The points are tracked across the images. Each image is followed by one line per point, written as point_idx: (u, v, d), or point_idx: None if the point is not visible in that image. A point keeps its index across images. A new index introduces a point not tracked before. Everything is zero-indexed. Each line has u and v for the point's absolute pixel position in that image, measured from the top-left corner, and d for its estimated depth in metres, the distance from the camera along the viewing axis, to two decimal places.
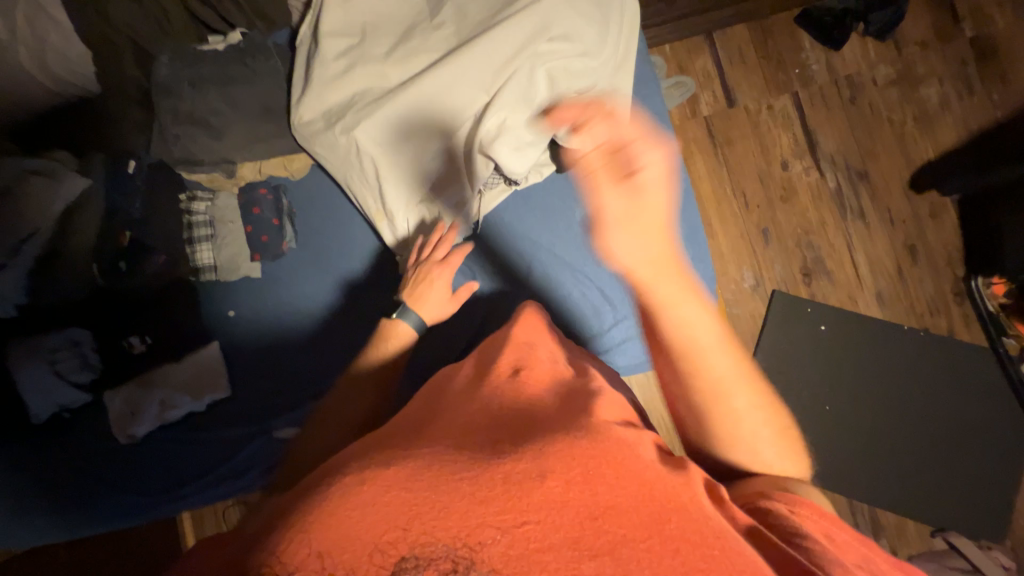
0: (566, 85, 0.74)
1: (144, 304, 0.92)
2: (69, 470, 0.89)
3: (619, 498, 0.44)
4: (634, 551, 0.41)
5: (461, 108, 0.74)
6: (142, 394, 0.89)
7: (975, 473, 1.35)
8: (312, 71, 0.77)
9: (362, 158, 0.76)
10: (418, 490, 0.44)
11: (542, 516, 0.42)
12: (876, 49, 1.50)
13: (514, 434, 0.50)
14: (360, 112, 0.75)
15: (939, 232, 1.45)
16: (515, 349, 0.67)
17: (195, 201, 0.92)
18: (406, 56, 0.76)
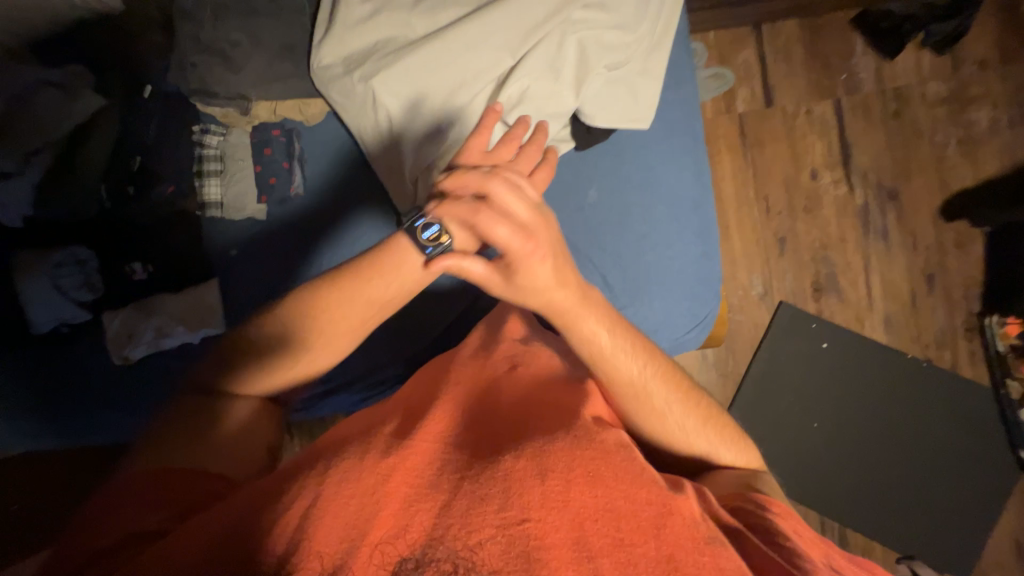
0: (596, 58, 0.71)
1: (148, 232, 0.91)
2: (69, 381, 0.92)
3: (617, 503, 0.49)
4: (631, 552, 0.46)
5: (483, 68, 0.71)
6: (140, 318, 0.91)
7: (950, 508, 1.36)
8: (335, 11, 0.74)
9: (375, 109, 0.74)
10: (418, 487, 0.50)
11: (543, 515, 0.47)
12: (931, 63, 1.42)
13: (507, 438, 0.56)
14: (379, 62, 0.72)
15: (961, 264, 1.40)
16: (510, 344, 0.73)
17: (208, 134, 0.91)
18: (434, 6, 0.72)
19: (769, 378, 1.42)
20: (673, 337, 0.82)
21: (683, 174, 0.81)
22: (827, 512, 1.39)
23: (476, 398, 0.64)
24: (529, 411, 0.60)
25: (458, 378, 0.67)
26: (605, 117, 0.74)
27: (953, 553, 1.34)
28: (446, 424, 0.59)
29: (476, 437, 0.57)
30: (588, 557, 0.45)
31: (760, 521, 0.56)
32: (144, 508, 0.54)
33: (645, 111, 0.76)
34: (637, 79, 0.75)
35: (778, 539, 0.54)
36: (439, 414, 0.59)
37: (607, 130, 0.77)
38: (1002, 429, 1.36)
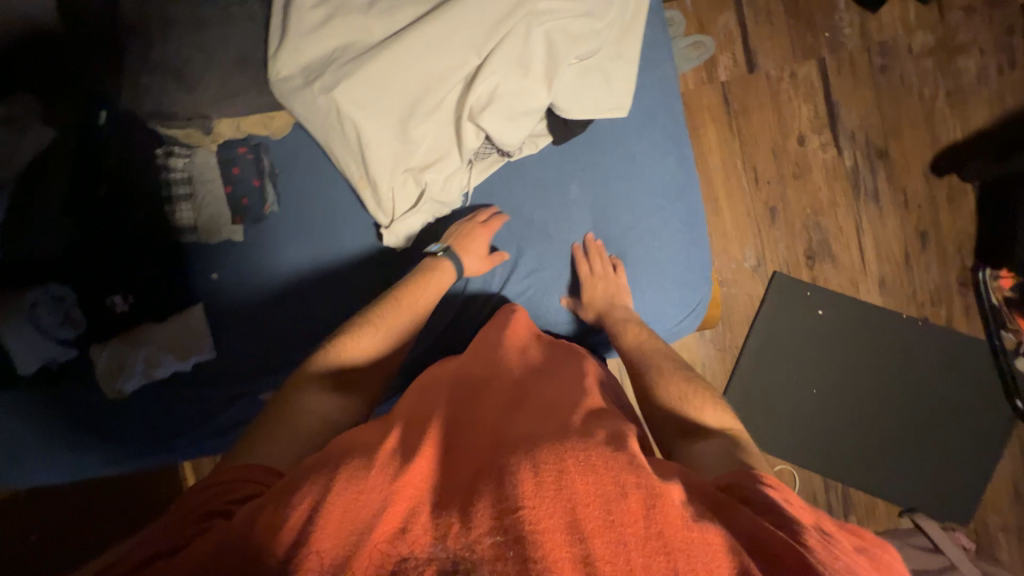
0: (567, 48, 0.67)
1: (122, 261, 0.88)
2: (63, 419, 0.91)
3: (610, 484, 0.46)
4: (623, 534, 0.43)
5: (450, 70, 0.68)
6: (128, 352, 0.89)
7: (949, 461, 1.39)
8: (287, 18, 0.70)
9: (340, 119, 0.70)
10: (424, 489, 0.49)
11: (537, 503, 0.44)
12: (916, 12, 1.37)
13: (507, 435, 0.55)
14: (339, 71, 0.69)
15: (954, 219, 1.39)
16: (507, 349, 0.73)
17: (172, 156, 0.87)
18: (392, 5, 0.69)
19: (766, 349, 1.43)
20: (666, 327, 0.81)
21: (665, 160, 0.79)
22: (831, 474, 1.42)
23: (471, 405, 0.63)
24: (531, 406, 0.60)
25: (456, 388, 0.67)
26: (579, 110, 0.72)
27: (952, 503, 1.38)
28: (444, 429, 0.58)
29: (474, 441, 0.56)
30: (580, 541, 0.42)
31: (755, 498, 0.50)
32: (195, 514, 0.49)
33: (621, 99, 0.73)
34: (610, 67, 0.72)
35: (775, 516, 0.47)
36: (435, 421, 0.58)
37: (583, 121, 0.75)
38: (998, 380, 1.37)
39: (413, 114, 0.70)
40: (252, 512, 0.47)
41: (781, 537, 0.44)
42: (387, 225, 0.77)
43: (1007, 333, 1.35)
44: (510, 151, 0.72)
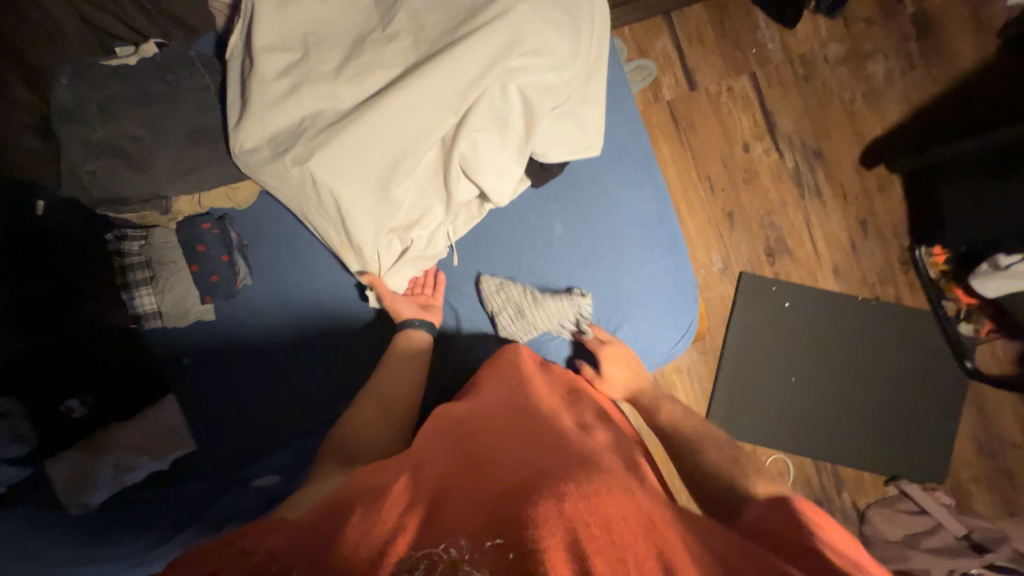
0: (542, 100, 0.68)
1: (77, 364, 0.79)
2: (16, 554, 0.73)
3: (608, 505, 0.42)
4: (621, 547, 0.39)
5: (427, 132, 0.67)
6: (89, 461, 0.80)
7: (918, 427, 1.50)
8: (249, 92, 0.68)
9: (315, 188, 0.68)
10: (425, 521, 0.45)
11: (538, 521, 0.40)
12: (826, 26, 1.52)
13: (517, 458, 0.52)
14: (311, 140, 0.67)
15: (886, 205, 1.52)
16: (515, 374, 0.71)
17: (125, 240, 0.81)
18: (360, 72, 0.68)
19: (744, 347, 1.50)
20: (664, 351, 0.83)
21: (640, 192, 0.81)
22: (818, 455, 1.50)
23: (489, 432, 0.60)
24: (544, 430, 0.57)
25: (462, 418, 0.64)
26: (555, 154, 0.74)
27: (928, 466, 1.49)
28: (450, 465, 0.54)
29: (483, 470, 0.52)
30: (578, 552, 0.37)
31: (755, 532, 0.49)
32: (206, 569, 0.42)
33: (593, 138, 0.76)
34: (581, 111, 0.74)
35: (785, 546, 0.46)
36: (444, 463, 0.55)
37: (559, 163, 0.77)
38: (948, 346, 1.50)
39: (391, 176, 0.68)
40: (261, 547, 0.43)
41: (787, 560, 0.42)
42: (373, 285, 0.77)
43: (948, 301, 1.47)
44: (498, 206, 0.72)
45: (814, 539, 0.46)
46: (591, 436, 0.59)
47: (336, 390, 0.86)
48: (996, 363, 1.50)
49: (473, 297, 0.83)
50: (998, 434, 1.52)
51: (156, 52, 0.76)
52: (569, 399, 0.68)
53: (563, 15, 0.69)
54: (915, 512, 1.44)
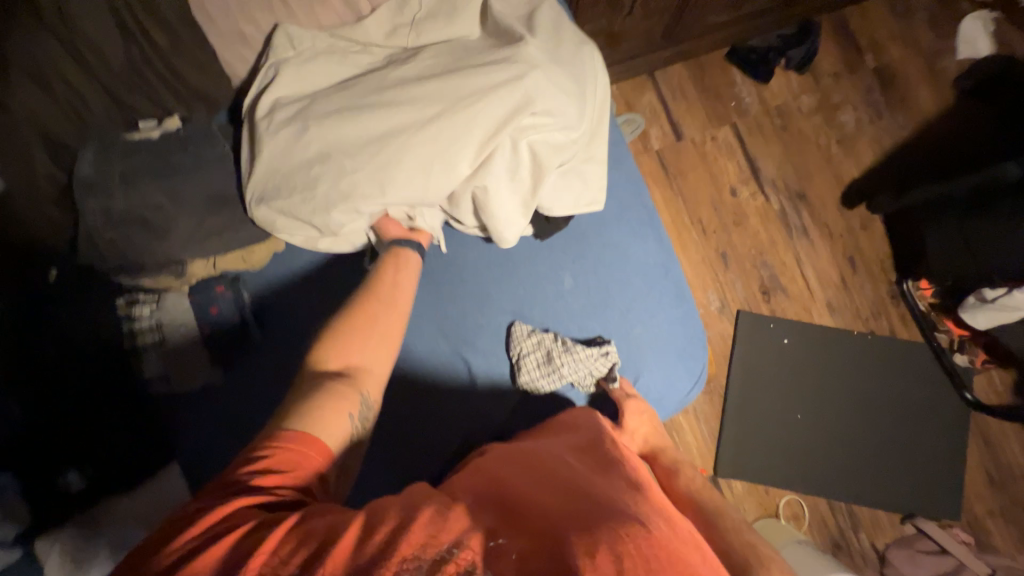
0: (549, 157, 0.73)
1: (80, 434, 0.77)
2: None
3: None
4: None
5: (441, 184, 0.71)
6: (86, 541, 0.74)
7: (927, 461, 1.49)
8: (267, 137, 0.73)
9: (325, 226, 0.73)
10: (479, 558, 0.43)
11: None
12: (797, 80, 1.64)
13: (563, 502, 0.51)
14: (327, 194, 0.71)
15: (870, 242, 1.59)
16: (569, 430, 0.70)
17: (136, 304, 0.81)
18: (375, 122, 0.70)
19: (748, 384, 1.51)
20: (678, 399, 0.83)
21: (645, 243, 0.85)
22: (831, 493, 1.48)
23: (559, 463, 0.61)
24: (591, 476, 0.57)
25: (506, 464, 0.63)
26: (561, 208, 0.79)
27: (942, 501, 1.47)
28: (494, 504, 0.53)
29: (526, 512, 0.51)
30: None
31: None
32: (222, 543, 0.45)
33: (596, 193, 0.81)
34: (584, 167, 0.79)
35: None
36: (487, 501, 0.54)
37: (564, 216, 0.81)
38: (945, 377, 1.52)
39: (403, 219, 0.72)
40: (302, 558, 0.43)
41: None
42: None
43: (940, 333, 1.52)
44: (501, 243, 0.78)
45: None
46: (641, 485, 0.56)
47: None
48: (994, 392, 1.53)
49: (487, 350, 0.82)
50: (1006, 465, 1.52)
51: (179, 125, 0.79)
52: (614, 445, 0.66)
53: (570, 83, 0.75)
54: (936, 552, 1.41)
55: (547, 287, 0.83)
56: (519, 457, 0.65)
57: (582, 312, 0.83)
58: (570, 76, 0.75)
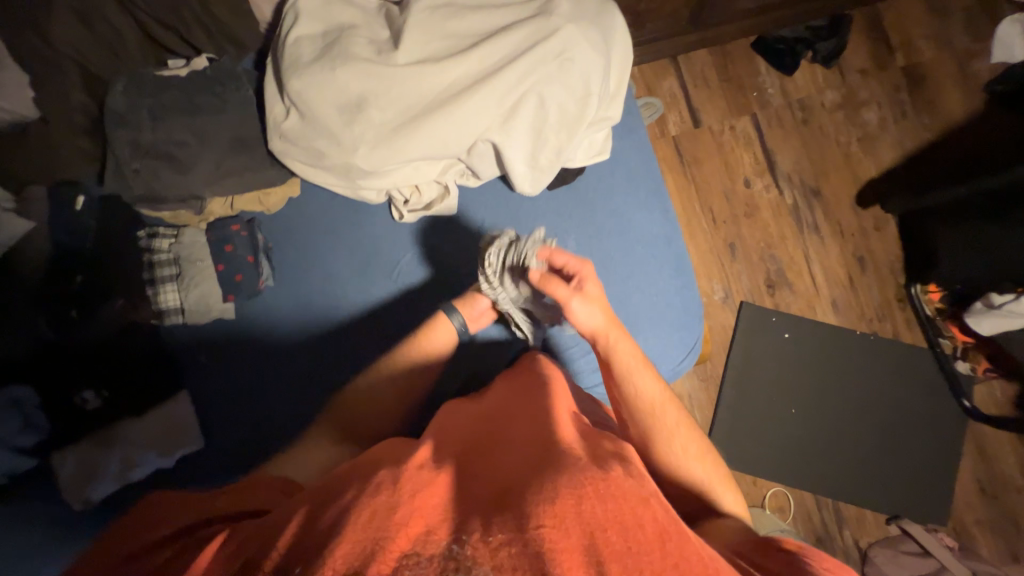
0: (575, 113, 0.74)
1: (96, 356, 0.81)
2: None
3: (625, 512, 0.43)
4: (637, 561, 0.40)
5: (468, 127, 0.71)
6: (99, 454, 0.81)
7: (918, 465, 1.49)
8: (290, 55, 0.72)
9: (341, 148, 0.72)
10: (438, 503, 0.46)
11: (555, 519, 0.41)
12: (823, 75, 1.61)
13: (514, 457, 0.53)
14: (356, 129, 0.71)
15: (883, 244, 1.57)
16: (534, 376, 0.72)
17: (156, 238, 0.84)
18: (403, 52, 0.71)
19: (745, 375, 1.52)
20: (669, 367, 0.85)
21: (651, 213, 0.86)
22: (817, 488, 1.49)
23: (503, 430, 0.60)
24: (542, 426, 0.57)
25: (462, 423, 0.64)
26: (581, 157, 0.83)
27: (928, 506, 1.48)
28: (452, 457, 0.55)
29: (485, 471, 0.52)
30: (593, 558, 0.39)
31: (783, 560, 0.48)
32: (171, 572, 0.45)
33: (602, 145, 0.84)
34: (601, 124, 0.80)
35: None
36: (445, 454, 0.55)
37: (577, 170, 0.84)
38: (944, 383, 1.52)
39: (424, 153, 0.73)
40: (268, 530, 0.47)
41: None
42: (399, 217, 0.86)
43: (944, 339, 1.51)
44: (518, 188, 0.78)
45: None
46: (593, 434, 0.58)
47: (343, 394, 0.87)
48: (994, 403, 1.51)
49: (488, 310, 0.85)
50: (1000, 476, 1.51)
51: (207, 66, 0.81)
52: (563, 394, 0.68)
53: (600, 38, 0.75)
54: (918, 553, 1.41)
55: None
56: (467, 425, 0.64)
57: None
58: (601, 17, 0.75)
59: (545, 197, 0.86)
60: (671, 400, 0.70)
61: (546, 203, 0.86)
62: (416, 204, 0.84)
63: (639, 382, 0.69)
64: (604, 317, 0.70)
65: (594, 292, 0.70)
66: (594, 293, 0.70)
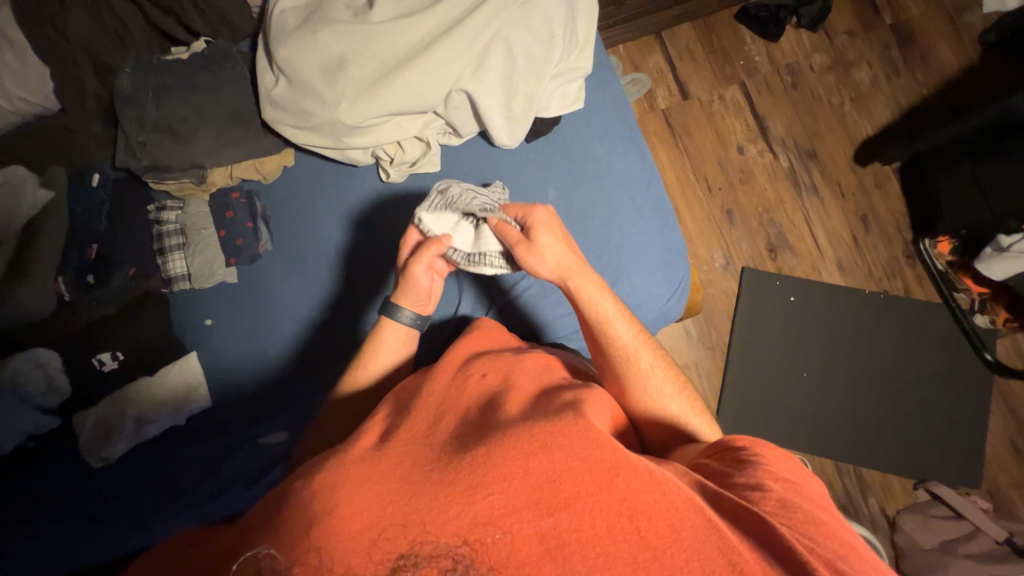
0: (542, 58, 0.78)
1: (114, 318, 0.88)
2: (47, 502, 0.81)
3: (570, 461, 0.43)
4: (585, 502, 0.41)
5: (441, 77, 0.76)
6: (116, 414, 0.85)
7: (942, 425, 1.43)
8: (276, 27, 0.80)
9: (324, 107, 0.78)
10: (392, 484, 0.44)
11: (504, 484, 0.42)
12: (809, 39, 1.62)
13: (465, 426, 0.51)
14: (339, 87, 0.77)
15: (885, 201, 1.54)
16: (498, 345, 0.72)
17: (164, 211, 0.91)
18: (376, 12, 0.77)
19: (751, 341, 1.50)
20: (658, 307, 0.86)
21: (628, 158, 0.88)
22: (837, 454, 1.44)
23: (449, 399, 0.56)
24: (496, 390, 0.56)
25: (412, 385, 0.62)
26: (557, 106, 0.86)
27: (958, 468, 1.41)
28: (422, 424, 0.52)
29: (445, 431, 0.51)
30: (541, 513, 0.40)
31: (732, 469, 0.53)
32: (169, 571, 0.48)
33: (576, 94, 0.87)
34: (570, 73, 0.84)
35: (760, 482, 0.49)
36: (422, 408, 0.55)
37: (553, 120, 0.88)
38: (964, 339, 1.46)
39: (402, 106, 0.77)
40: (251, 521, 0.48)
41: (742, 504, 0.45)
42: (387, 178, 0.90)
43: (959, 292, 1.46)
44: (497, 140, 0.82)
45: (782, 477, 0.50)
46: (546, 391, 0.57)
47: (341, 348, 0.90)
48: (1019, 356, 1.45)
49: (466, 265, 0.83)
50: None
51: (205, 49, 0.89)
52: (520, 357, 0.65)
53: None
54: (950, 517, 1.34)
55: (534, 200, 0.88)
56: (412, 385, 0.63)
57: (566, 223, 0.86)
58: None
59: (524, 149, 0.89)
60: (646, 342, 0.71)
61: (526, 153, 0.89)
62: (401, 166, 0.88)
63: (613, 332, 0.70)
64: (565, 262, 0.70)
65: (549, 240, 0.70)
66: (550, 241, 0.70)
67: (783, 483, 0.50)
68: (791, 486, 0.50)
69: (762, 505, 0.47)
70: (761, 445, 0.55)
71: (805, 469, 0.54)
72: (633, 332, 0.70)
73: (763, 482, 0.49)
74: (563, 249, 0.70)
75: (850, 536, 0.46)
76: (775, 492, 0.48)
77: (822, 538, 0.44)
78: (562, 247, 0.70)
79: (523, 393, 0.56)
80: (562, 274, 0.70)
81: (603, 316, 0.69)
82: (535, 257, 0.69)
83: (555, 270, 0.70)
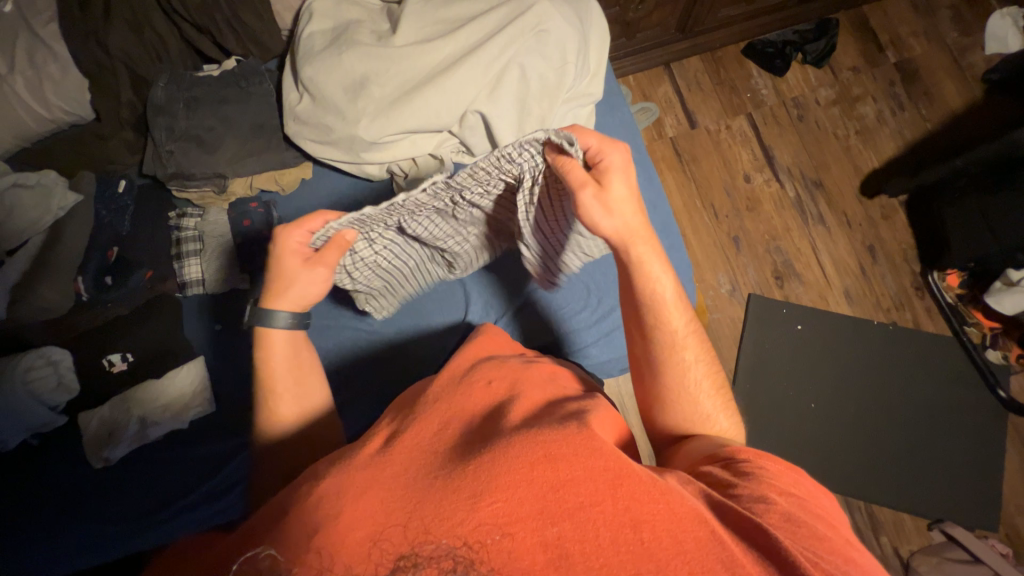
0: (554, 82, 0.82)
1: (127, 319, 0.89)
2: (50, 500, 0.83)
3: (574, 472, 0.42)
4: (591, 513, 0.40)
5: (457, 97, 0.80)
6: (121, 414, 0.85)
7: (955, 462, 1.39)
8: (304, 47, 0.84)
9: (344, 122, 0.82)
10: (397, 489, 0.44)
11: (510, 493, 0.41)
12: (815, 74, 1.67)
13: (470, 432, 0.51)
14: (360, 104, 0.81)
15: (893, 231, 1.55)
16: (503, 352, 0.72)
17: (185, 217, 0.94)
18: (399, 36, 0.82)
19: (758, 368, 1.48)
20: None
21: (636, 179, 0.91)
22: (846, 488, 1.39)
23: (455, 404, 0.56)
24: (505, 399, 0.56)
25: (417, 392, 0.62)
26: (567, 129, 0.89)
27: (974, 509, 1.36)
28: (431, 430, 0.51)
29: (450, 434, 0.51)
30: (546, 520, 0.40)
31: (735, 478, 0.51)
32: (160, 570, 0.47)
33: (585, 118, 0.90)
34: (581, 97, 0.88)
35: (762, 494, 0.48)
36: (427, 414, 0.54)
37: None
38: (976, 374, 1.44)
39: (418, 124, 0.81)
40: (250, 528, 0.47)
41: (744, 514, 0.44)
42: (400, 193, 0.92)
43: (970, 326, 1.44)
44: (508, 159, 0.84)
45: (786, 492, 0.49)
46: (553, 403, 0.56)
47: None
48: None
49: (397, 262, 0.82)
50: None
51: (235, 66, 0.94)
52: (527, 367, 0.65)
53: (574, 15, 0.84)
54: None
55: None
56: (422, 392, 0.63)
57: None
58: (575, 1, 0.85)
59: None
60: (695, 335, 0.67)
61: None
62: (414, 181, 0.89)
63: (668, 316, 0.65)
64: (634, 222, 0.63)
65: (622, 194, 0.62)
66: (623, 195, 0.63)
67: (788, 498, 0.49)
68: (795, 501, 0.49)
69: (765, 517, 0.45)
70: (767, 460, 0.54)
71: (811, 481, 0.53)
72: (683, 319, 0.66)
73: (768, 495, 0.48)
74: (633, 208, 0.63)
75: (854, 552, 0.45)
76: (780, 507, 0.47)
77: (823, 553, 0.43)
78: (633, 205, 0.63)
79: (531, 404, 0.55)
80: (628, 232, 0.63)
81: (660, 296, 0.65)
82: (607, 206, 0.62)
83: (621, 228, 0.63)
